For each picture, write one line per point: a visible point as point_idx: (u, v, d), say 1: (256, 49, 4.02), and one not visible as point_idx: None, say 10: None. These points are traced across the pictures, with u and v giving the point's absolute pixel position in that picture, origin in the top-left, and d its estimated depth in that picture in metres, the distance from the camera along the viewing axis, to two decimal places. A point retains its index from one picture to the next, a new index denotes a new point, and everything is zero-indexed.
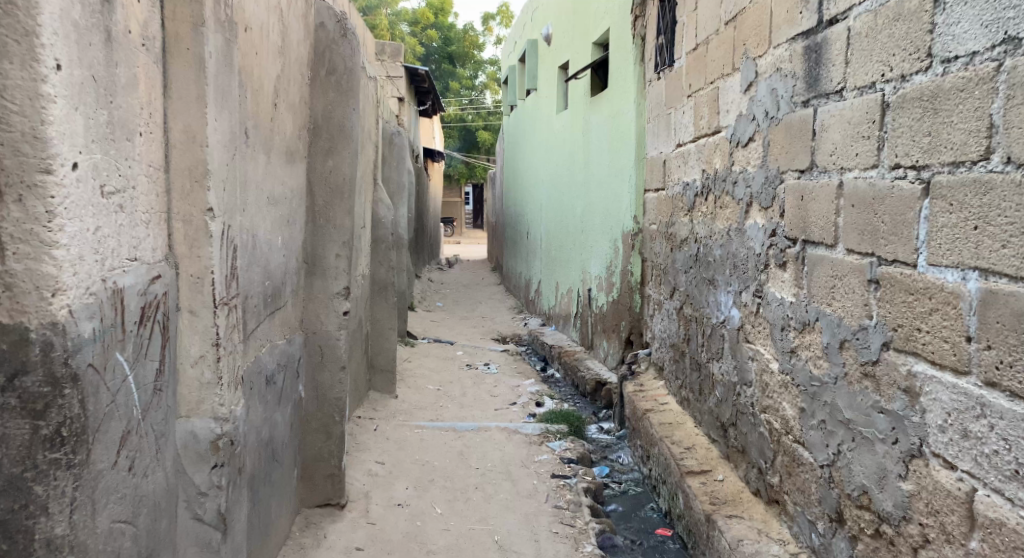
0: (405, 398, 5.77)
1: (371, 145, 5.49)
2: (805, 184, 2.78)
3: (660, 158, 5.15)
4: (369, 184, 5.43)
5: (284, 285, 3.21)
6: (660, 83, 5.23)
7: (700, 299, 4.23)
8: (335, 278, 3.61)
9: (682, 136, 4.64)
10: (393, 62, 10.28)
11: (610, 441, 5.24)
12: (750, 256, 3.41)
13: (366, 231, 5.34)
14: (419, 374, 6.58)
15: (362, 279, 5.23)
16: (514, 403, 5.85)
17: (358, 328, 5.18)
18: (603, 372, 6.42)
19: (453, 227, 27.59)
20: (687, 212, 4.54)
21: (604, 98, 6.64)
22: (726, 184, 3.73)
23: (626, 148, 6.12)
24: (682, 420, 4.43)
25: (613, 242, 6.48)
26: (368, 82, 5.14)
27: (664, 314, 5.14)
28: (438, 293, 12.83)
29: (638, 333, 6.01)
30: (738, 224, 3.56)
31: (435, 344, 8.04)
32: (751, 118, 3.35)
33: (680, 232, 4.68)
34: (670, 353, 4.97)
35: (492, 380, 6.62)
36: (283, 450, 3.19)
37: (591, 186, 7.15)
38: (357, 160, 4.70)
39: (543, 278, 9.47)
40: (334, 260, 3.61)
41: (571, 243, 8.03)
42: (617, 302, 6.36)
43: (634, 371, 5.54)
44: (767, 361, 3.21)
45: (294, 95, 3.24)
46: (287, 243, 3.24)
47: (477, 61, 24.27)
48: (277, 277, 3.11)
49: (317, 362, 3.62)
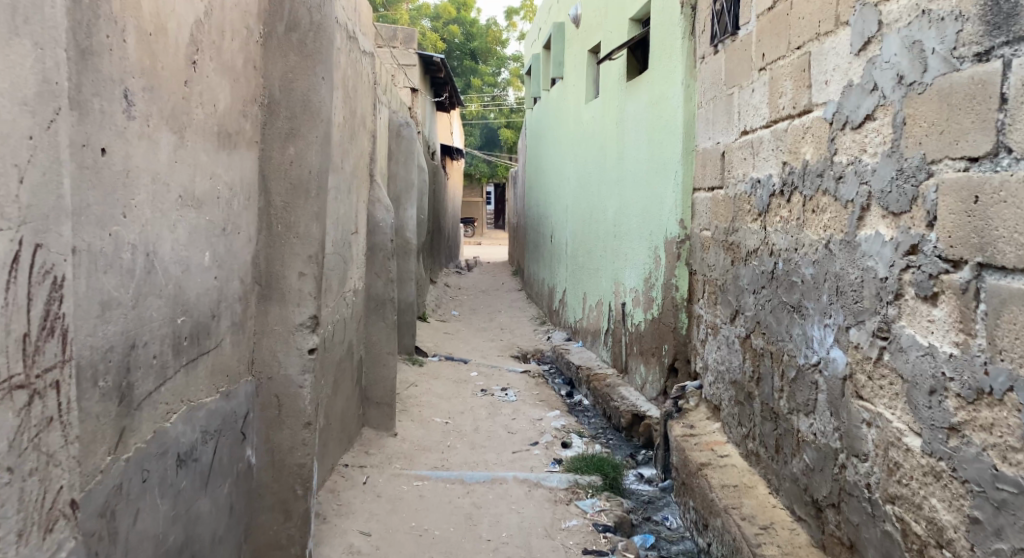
0: (406, 436, 4.86)
1: (367, 134, 4.61)
2: (981, 178, 1.87)
3: (721, 148, 4.23)
4: (363, 181, 4.52)
5: (214, 320, 2.30)
6: (719, 57, 4.31)
7: (781, 330, 3.30)
8: (298, 305, 2.71)
9: (752, 122, 3.71)
10: (404, 50, 9.44)
11: (654, 496, 4.31)
12: (866, 280, 2.48)
13: (358, 237, 4.45)
14: (426, 403, 5.66)
15: (353, 296, 4.35)
16: (535, 442, 4.92)
17: (346, 355, 4.28)
18: (641, 403, 5.49)
19: (474, 229, 26.66)
20: (758, 216, 3.62)
21: (643, 82, 5.70)
22: (826, 180, 2.81)
23: (670, 140, 5.18)
24: (752, 481, 3.51)
25: (652, 249, 5.54)
26: (359, 59, 4.23)
27: (722, 341, 4.22)
28: (454, 301, 11.90)
29: (684, 359, 5.08)
30: (846, 235, 2.63)
31: (446, 363, 7.11)
32: (874, 88, 2.42)
33: (748, 243, 3.75)
34: (731, 392, 4.05)
35: (511, 410, 5.68)
36: (214, 550, 2.29)
37: (626, 185, 6.21)
38: (341, 150, 3.82)
39: (568, 287, 8.54)
40: (299, 281, 2.71)
41: (601, 248, 7.10)
42: (657, 322, 5.42)
43: (682, 408, 4.65)
44: (897, 431, 2.28)
45: (230, 56, 2.33)
46: (221, 260, 2.33)
47: (500, 57, 23.37)
48: (202, 310, 2.20)
49: (273, 418, 2.72)
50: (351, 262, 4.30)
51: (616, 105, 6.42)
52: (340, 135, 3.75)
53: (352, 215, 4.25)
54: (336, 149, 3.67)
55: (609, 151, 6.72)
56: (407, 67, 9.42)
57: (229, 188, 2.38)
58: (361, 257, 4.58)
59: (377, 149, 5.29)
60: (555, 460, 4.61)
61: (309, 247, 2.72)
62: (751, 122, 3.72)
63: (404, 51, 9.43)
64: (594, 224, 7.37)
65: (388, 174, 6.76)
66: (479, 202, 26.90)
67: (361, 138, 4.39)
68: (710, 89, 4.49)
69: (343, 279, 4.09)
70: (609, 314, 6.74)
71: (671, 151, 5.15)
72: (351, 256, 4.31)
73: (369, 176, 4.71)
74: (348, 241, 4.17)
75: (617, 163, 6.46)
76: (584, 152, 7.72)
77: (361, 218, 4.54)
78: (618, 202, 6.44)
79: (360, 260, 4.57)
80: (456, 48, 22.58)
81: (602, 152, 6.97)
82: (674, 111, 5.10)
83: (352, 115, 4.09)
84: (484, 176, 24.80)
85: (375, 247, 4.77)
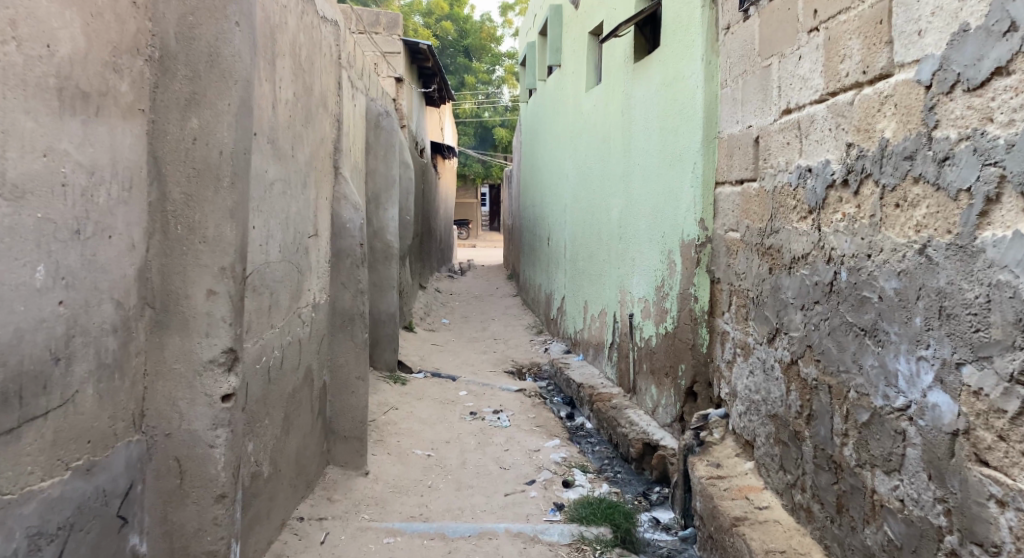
0: (379, 474, 4.16)
1: (329, 120, 3.93)
2: None
3: (754, 133, 3.54)
4: (322, 173, 3.84)
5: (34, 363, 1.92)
6: (751, 22, 3.60)
7: (846, 359, 2.59)
8: (213, 342, 2.40)
9: (799, 97, 3.00)
10: (388, 36, 8.76)
11: (674, 550, 3.58)
12: (996, 297, 1.81)
13: (317, 239, 3.77)
14: (407, 432, 4.95)
15: (310, 311, 3.67)
16: (531, 481, 4.21)
17: (303, 383, 3.58)
18: (654, 431, 4.79)
19: (469, 231, 25.96)
20: (808, 215, 2.92)
21: (653, 62, 5.01)
22: (911, 163, 2.13)
23: (685, 126, 4.48)
24: (806, 548, 2.81)
25: (665, 252, 4.84)
26: (317, 27, 3.56)
27: (756, 365, 3.53)
28: (445, 308, 11.20)
29: (705, 381, 4.38)
30: (955, 237, 1.94)
31: (432, 381, 6.39)
32: (1011, 31, 1.77)
33: (794, 247, 3.05)
34: (769, 427, 3.35)
35: (503, 438, 4.98)
36: None
37: (633, 180, 5.50)
38: (286, 135, 3.15)
39: (567, 294, 7.82)
40: (210, 306, 2.40)
41: (603, 252, 6.39)
42: (672, 337, 4.72)
43: (705, 441, 3.96)
44: None
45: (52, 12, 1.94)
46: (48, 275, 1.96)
47: (495, 55, 22.72)
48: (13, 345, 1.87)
49: (171, 488, 2.41)
50: (306, 270, 3.61)
51: (621, 91, 5.73)
52: (283, 116, 3.09)
53: (307, 215, 3.57)
54: (277, 132, 3.01)
55: (613, 143, 6.02)
56: (391, 56, 8.73)
57: (75, 173, 2.03)
58: (322, 264, 3.89)
59: (344, 139, 4.62)
60: (556, 505, 3.89)
61: (222, 258, 2.41)
62: (799, 97, 3.00)
63: (387, 39, 8.75)
64: (595, 225, 6.66)
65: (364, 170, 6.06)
66: (474, 203, 26.17)
67: (320, 123, 3.72)
68: (737, 63, 3.80)
69: (294, 292, 3.40)
70: (613, 326, 6.03)
71: (687, 139, 4.46)
72: (307, 264, 3.62)
73: (331, 169, 4.03)
74: (300, 244, 3.48)
75: (623, 157, 5.76)
76: (585, 145, 7.02)
77: (322, 219, 3.86)
78: (624, 200, 5.73)
79: (321, 267, 3.87)
80: (449, 45, 21.89)
81: (606, 145, 6.26)
82: (690, 93, 4.41)
83: (306, 93, 3.43)
84: (479, 177, 24.07)
85: (341, 252, 4.08)
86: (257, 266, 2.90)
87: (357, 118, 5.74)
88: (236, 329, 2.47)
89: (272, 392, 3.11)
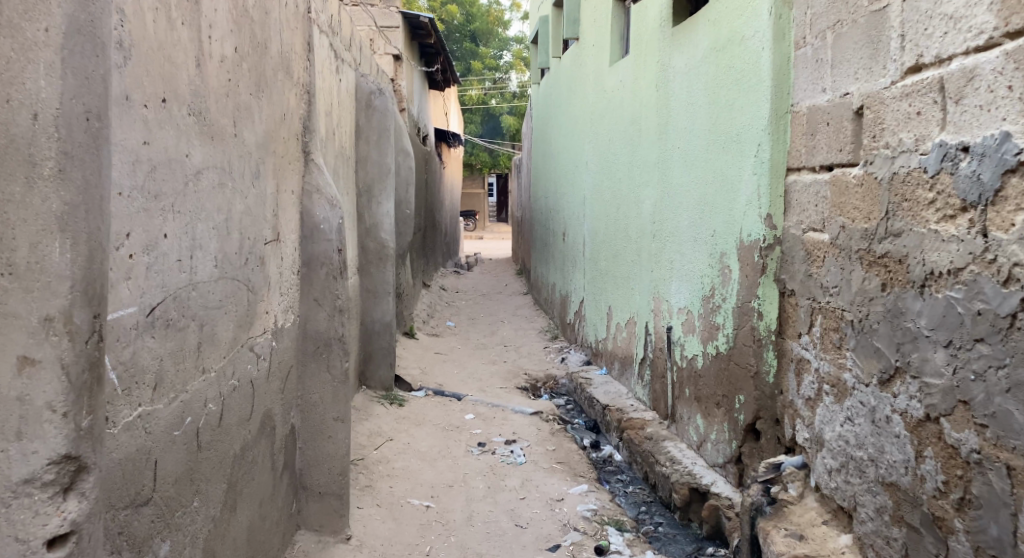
0: (364, 539, 3.33)
1: (295, 92, 3.09)
2: None
3: (853, 103, 2.68)
4: (286, 161, 3.00)
5: None
6: None
7: None
8: (33, 450, 1.47)
9: (941, 46, 2.12)
10: (385, 8, 7.90)
11: None
12: None
13: (279, 245, 2.92)
14: (402, 473, 4.12)
15: (269, 339, 2.83)
16: (554, 548, 3.44)
17: (260, 436, 2.75)
18: (701, 473, 3.93)
19: (475, 223, 25.14)
20: (957, 214, 2.06)
21: (700, 22, 4.14)
22: None
23: (746, 100, 3.62)
24: None
25: (717, 255, 3.98)
26: None
27: (857, 410, 2.64)
28: (450, 308, 10.38)
29: (771, 417, 3.52)
30: None
31: (434, 402, 5.55)
32: None
33: (934, 258, 2.16)
34: (881, 498, 2.45)
35: (518, 481, 4.14)
36: None
37: (673, 166, 4.63)
38: (222, 107, 2.31)
39: (587, 296, 6.96)
40: (27, 389, 1.46)
41: (631, 252, 5.54)
42: (728, 360, 3.85)
43: (778, 499, 3.09)
44: None
45: None
46: None
47: (503, 39, 21.82)
48: None
49: None
50: (264, 286, 2.77)
51: (658, 63, 4.86)
52: (216, 81, 2.25)
53: (263, 215, 2.73)
54: (202, 103, 2.17)
55: (645, 125, 5.17)
56: (389, 31, 7.92)
57: None
58: (288, 277, 3.05)
59: (319, 119, 3.78)
60: None
61: (45, 304, 1.48)
62: (942, 46, 2.12)
63: (384, 10, 7.90)
64: (622, 220, 5.81)
65: (351, 158, 5.22)
66: (480, 193, 25.33)
67: (280, 95, 2.88)
68: (825, 13, 2.95)
69: (241, 320, 2.55)
70: (647, 339, 5.16)
71: (748, 116, 3.59)
72: (265, 277, 2.78)
73: (299, 155, 3.19)
74: (252, 253, 2.64)
75: (659, 140, 4.90)
76: (609, 129, 6.15)
77: (286, 221, 3.01)
78: (660, 191, 4.86)
79: (287, 281, 3.02)
80: (454, 30, 20.94)
81: (636, 127, 5.39)
82: (752, 58, 3.54)
83: (255, 53, 2.58)
84: (486, 167, 23.19)
85: (314, 259, 3.22)
86: (178, 292, 2.06)
87: (342, 96, 4.89)
88: (77, 421, 1.54)
89: (207, 461, 2.28)
